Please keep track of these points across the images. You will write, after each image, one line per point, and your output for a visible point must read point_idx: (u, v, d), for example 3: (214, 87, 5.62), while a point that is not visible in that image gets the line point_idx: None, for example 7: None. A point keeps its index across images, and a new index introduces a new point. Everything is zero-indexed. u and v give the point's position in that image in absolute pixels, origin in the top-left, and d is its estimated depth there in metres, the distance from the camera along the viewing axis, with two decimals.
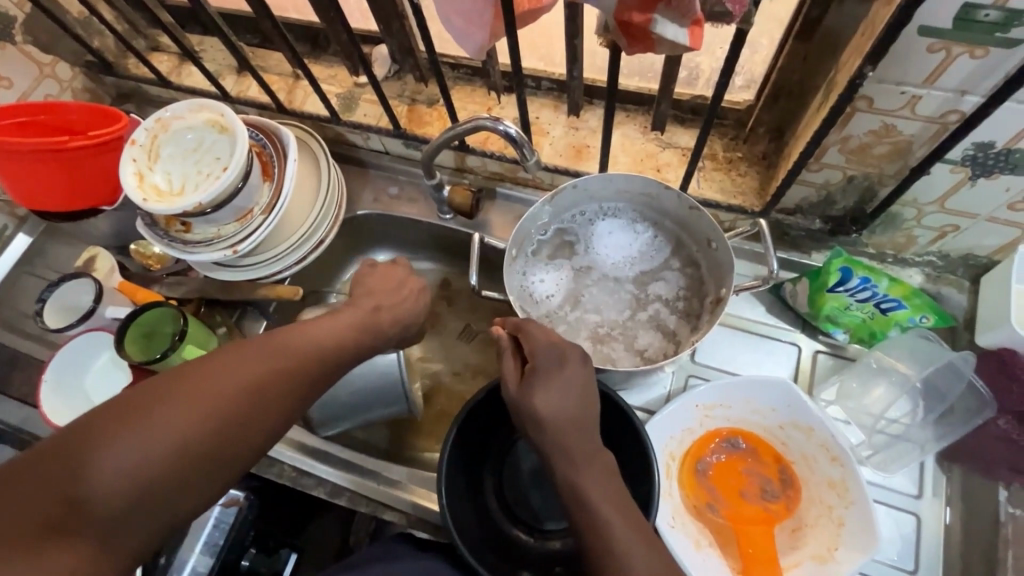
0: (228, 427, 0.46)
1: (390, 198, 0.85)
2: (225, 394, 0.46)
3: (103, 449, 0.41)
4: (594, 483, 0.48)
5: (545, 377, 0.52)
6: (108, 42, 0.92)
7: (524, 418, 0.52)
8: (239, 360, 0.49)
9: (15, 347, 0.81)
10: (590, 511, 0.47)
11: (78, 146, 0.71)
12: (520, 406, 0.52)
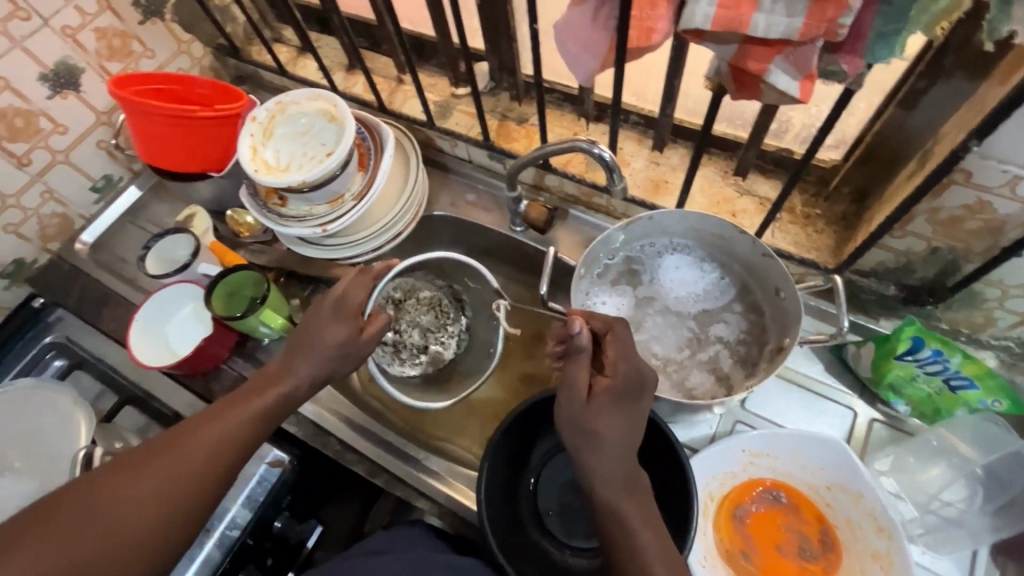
0: (164, 501, 0.50)
1: (466, 204, 0.89)
2: (180, 471, 0.52)
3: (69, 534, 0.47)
4: (633, 511, 0.50)
5: (618, 400, 0.51)
6: (238, 28, 1.01)
7: (573, 429, 0.51)
8: (190, 433, 0.54)
9: (110, 286, 0.89)
10: (624, 532, 0.49)
11: (204, 115, 0.79)
12: (574, 420, 0.51)
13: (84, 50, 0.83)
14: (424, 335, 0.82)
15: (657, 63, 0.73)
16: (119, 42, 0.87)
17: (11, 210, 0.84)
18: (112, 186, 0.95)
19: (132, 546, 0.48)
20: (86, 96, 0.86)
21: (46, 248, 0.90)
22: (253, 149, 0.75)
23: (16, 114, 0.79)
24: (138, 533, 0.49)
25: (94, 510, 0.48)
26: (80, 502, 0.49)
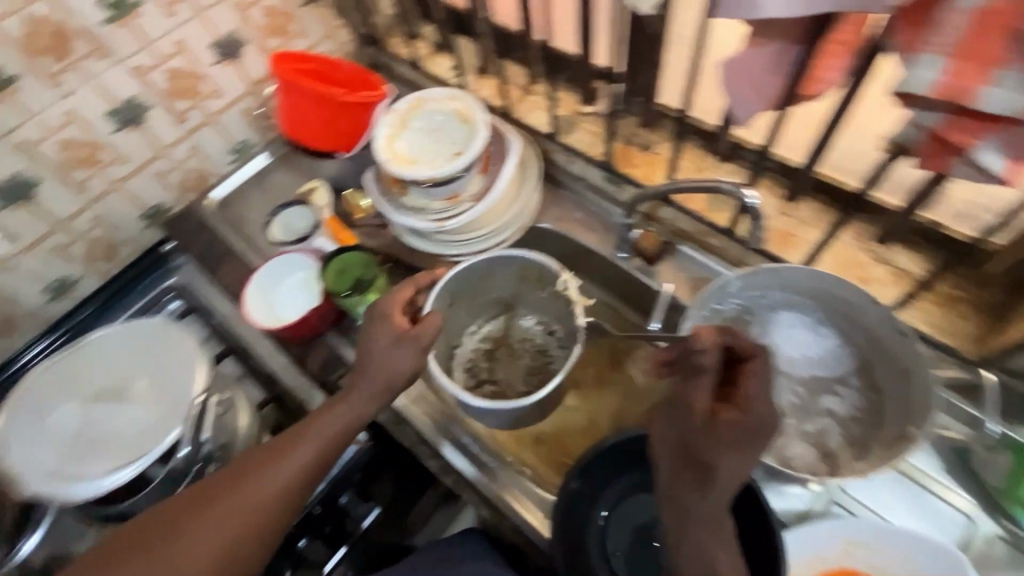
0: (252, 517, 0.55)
1: (572, 222, 0.85)
2: (245, 505, 0.55)
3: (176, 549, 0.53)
4: (715, 546, 0.47)
5: (739, 438, 0.45)
6: (382, 21, 1.07)
7: (675, 443, 0.49)
8: (269, 457, 0.58)
9: (231, 243, 0.95)
10: (707, 565, 0.47)
11: (346, 100, 0.84)
12: (676, 439, 0.49)
13: (252, 25, 0.91)
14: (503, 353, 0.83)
15: (812, 113, 0.70)
16: (281, 21, 0.94)
17: (163, 159, 0.92)
18: (247, 150, 1.03)
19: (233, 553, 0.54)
20: (244, 66, 0.94)
21: (182, 198, 0.98)
22: (387, 138, 0.78)
23: (185, 74, 0.87)
24: (219, 553, 0.54)
25: (195, 528, 0.54)
26: (184, 518, 0.55)
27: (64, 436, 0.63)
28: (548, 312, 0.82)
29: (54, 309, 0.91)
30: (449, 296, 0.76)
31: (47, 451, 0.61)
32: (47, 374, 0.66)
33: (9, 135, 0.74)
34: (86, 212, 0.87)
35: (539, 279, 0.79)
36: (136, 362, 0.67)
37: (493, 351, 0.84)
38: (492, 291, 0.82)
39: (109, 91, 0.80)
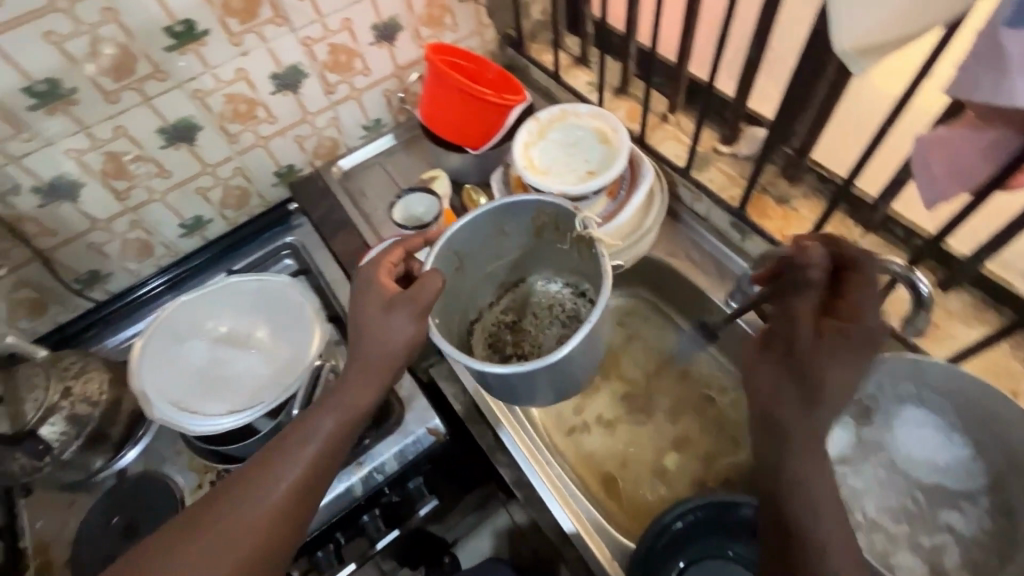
0: (270, 526, 0.52)
1: (687, 261, 0.86)
2: (253, 515, 0.51)
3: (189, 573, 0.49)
4: (806, 465, 0.49)
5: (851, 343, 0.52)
6: (528, 25, 1.08)
7: (768, 402, 0.53)
8: (272, 461, 0.54)
9: (348, 214, 1.00)
10: (802, 491, 0.48)
11: (493, 101, 0.86)
12: (768, 404, 0.53)
13: (411, 12, 0.94)
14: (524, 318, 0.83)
15: (1003, 207, 0.64)
16: (438, 12, 0.97)
17: (305, 125, 0.97)
18: (378, 128, 1.07)
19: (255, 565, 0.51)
20: (395, 50, 0.97)
21: (312, 163, 1.03)
22: (524, 145, 0.78)
23: (344, 50, 0.91)
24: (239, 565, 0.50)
25: (205, 549, 0.50)
26: (190, 539, 0.50)
27: (189, 369, 0.68)
28: (570, 270, 0.79)
29: (184, 244, 0.98)
30: (456, 261, 0.71)
31: (172, 380, 0.66)
32: (181, 309, 0.71)
33: (188, 83, 0.81)
34: (231, 161, 0.93)
35: (554, 227, 0.71)
36: (263, 316, 0.73)
37: (517, 321, 0.83)
38: (504, 256, 0.78)
39: (278, 56, 0.86)
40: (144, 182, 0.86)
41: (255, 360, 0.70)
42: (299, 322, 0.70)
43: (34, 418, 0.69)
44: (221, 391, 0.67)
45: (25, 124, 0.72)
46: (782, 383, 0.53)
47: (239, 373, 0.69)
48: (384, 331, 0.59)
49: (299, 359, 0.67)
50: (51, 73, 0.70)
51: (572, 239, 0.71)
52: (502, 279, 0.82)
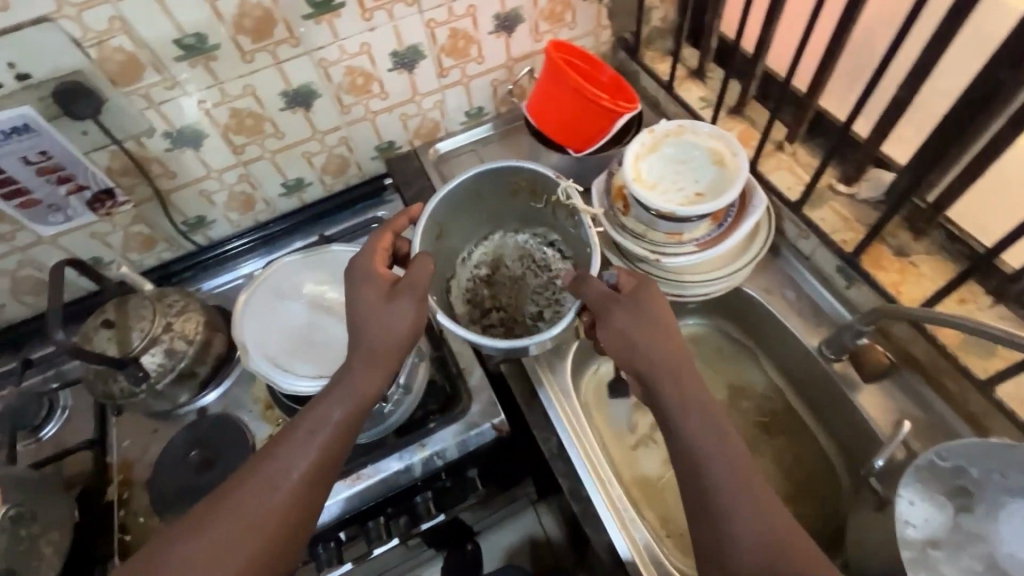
0: (297, 495, 0.55)
1: (782, 299, 0.82)
2: (280, 501, 0.55)
3: (227, 542, 0.53)
4: (707, 450, 0.56)
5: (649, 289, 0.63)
6: (646, 31, 1.05)
7: (613, 338, 0.62)
8: (287, 438, 0.58)
9: None
10: (711, 470, 0.55)
11: (604, 106, 0.84)
12: (659, 359, 0.59)
13: (535, 5, 0.93)
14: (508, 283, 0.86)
15: None
16: (560, 8, 0.96)
17: (412, 104, 0.99)
18: (478, 116, 1.08)
19: (288, 530, 0.55)
20: (511, 41, 0.97)
21: (412, 142, 1.05)
22: (635, 155, 0.76)
23: (463, 36, 0.92)
24: (272, 530, 0.54)
25: (237, 522, 0.53)
26: (223, 514, 0.54)
27: (284, 327, 0.73)
28: (541, 222, 0.85)
29: (282, 203, 1.03)
30: (439, 223, 0.78)
31: (270, 336, 0.71)
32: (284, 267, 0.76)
33: (316, 52, 0.83)
34: (338, 130, 0.96)
35: (532, 191, 0.80)
36: None
37: (492, 275, 0.87)
38: (484, 215, 0.84)
39: (402, 34, 0.87)
40: (258, 140, 0.90)
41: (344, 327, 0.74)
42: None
43: (139, 346, 0.75)
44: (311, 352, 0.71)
45: (168, 73, 0.76)
46: (667, 342, 0.60)
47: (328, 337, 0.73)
48: (389, 326, 0.61)
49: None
50: (200, 28, 0.74)
51: (549, 201, 0.79)
52: (473, 236, 0.87)
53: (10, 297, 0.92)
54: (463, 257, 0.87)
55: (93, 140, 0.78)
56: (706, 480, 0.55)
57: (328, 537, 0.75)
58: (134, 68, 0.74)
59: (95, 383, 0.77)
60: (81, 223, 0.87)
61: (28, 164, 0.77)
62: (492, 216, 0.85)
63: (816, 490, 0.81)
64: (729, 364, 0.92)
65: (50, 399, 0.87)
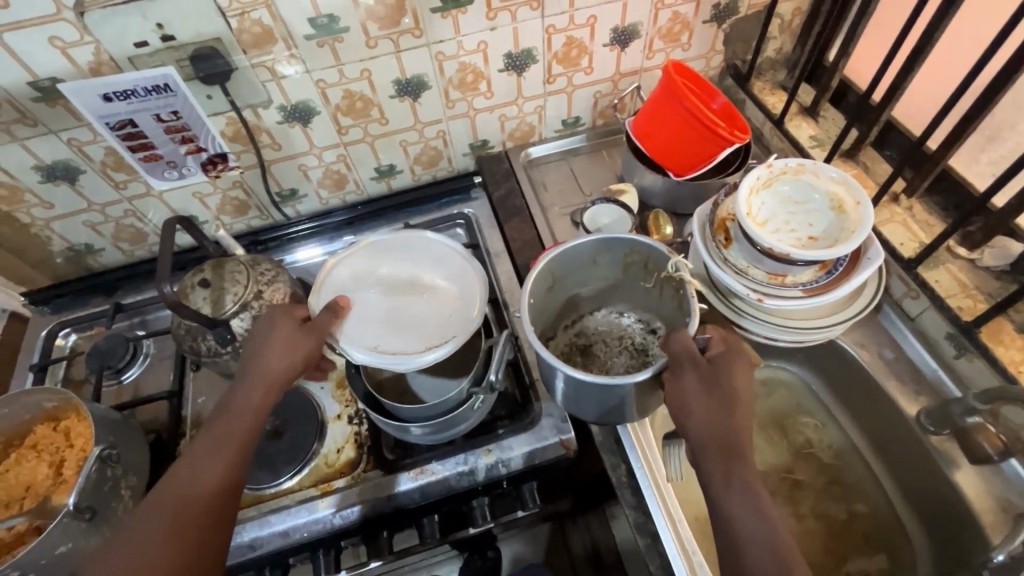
0: (216, 491, 0.57)
1: (879, 359, 0.79)
2: (186, 502, 0.56)
3: (149, 542, 0.53)
4: (745, 519, 0.52)
5: (714, 363, 0.59)
6: (758, 60, 1.02)
7: (673, 395, 0.59)
8: (204, 441, 0.60)
9: (525, 202, 1.00)
10: (743, 537, 0.51)
11: (718, 135, 0.81)
12: (713, 427, 0.56)
13: (654, 23, 0.91)
14: (604, 355, 0.84)
15: None
16: (678, 28, 0.93)
17: (513, 107, 0.99)
18: (573, 126, 1.07)
19: (208, 525, 0.56)
20: (623, 56, 0.95)
21: (505, 143, 1.05)
22: (750, 186, 0.73)
23: (578, 45, 0.91)
24: (194, 527, 0.55)
25: (159, 524, 0.54)
26: (148, 518, 0.55)
27: (365, 318, 0.72)
28: (646, 307, 0.84)
29: (371, 187, 1.04)
30: (550, 279, 0.76)
31: (361, 327, 0.71)
32: (352, 265, 0.77)
33: (435, 45, 0.84)
34: (439, 124, 0.97)
35: (644, 266, 0.77)
36: (445, 270, 0.78)
37: (590, 345, 0.85)
38: (589, 285, 0.82)
39: (520, 37, 0.87)
40: (363, 123, 0.92)
41: (428, 311, 0.75)
42: (457, 273, 0.78)
43: (230, 310, 0.76)
44: (407, 335, 0.71)
45: (297, 49, 0.78)
46: (731, 415, 0.56)
47: (414, 320, 0.73)
48: (275, 350, 0.64)
49: (474, 303, 0.74)
50: (334, 9, 0.75)
51: (659, 278, 0.76)
52: (574, 304, 0.85)
53: (111, 242, 0.96)
54: (566, 323, 0.87)
55: (215, 106, 0.81)
56: (740, 548, 0.51)
57: (387, 526, 0.76)
58: (266, 40, 0.76)
59: (184, 338, 0.79)
60: (191, 181, 0.91)
61: (159, 122, 0.80)
62: (598, 290, 0.84)
63: (890, 562, 0.77)
64: (804, 418, 0.89)
65: (135, 345, 0.90)
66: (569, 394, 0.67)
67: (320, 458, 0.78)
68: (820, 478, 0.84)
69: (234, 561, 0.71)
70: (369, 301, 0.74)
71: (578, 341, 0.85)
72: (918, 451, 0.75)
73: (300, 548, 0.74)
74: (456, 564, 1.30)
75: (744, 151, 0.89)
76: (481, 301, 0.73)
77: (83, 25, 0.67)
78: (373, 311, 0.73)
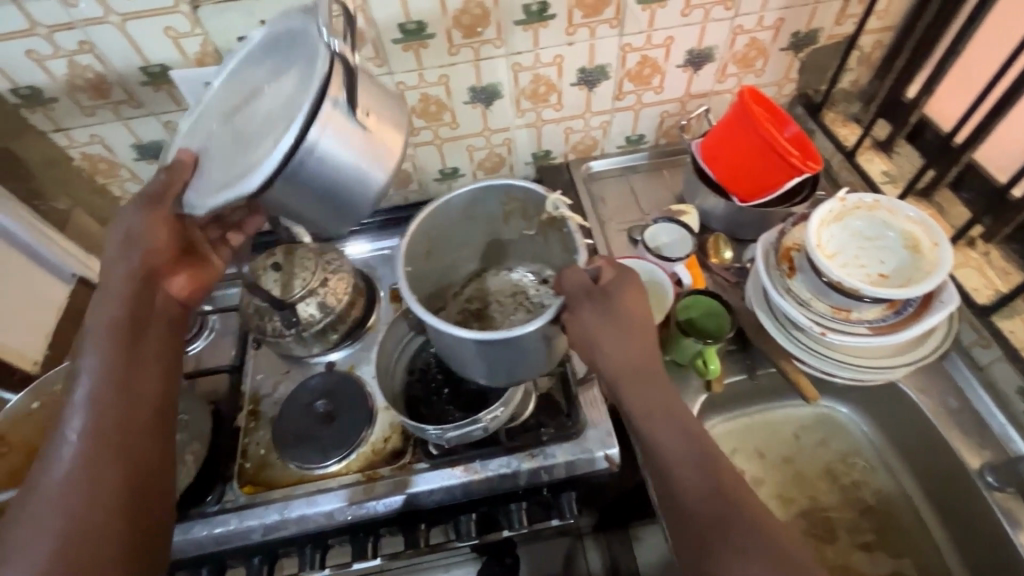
0: (123, 391, 0.56)
1: (940, 405, 0.76)
2: (100, 410, 0.54)
3: (71, 461, 0.51)
4: (672, 444, 0.56)
5: (609, 298, 0.58)
6: (832, 92, 1.01)
7: (578, 334, 0.58)
8: (87, 353, 0.57)
9: (583, 214, 1.01)
10: (671, 463, 0.56)
11: (790, 165, 0.80)
12: (624, 358, 0.59)
13: (730, 47, 0.92)
14: (502, 316, 0.80)
15: None
16: (754, 54, 0.93)
17: (580, 120, 1.00)
18: (636, 143, 1.08)
19: (135, 422, 0.56)
20: (695, 78, 0.96)
21: (567, 155, 1.07)
22: (822, 218, 0.72)
23: (651, 65, 0.92)
24: (119, 428, 0.54)
25: (80, 438, 0.53)
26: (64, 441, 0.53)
27: (224, 156, 0.59)
28: (534, 257, 0.79)
29: (433, 188, 1.07)
30: (427, 242, 0.71)
31: (220, 166, 0.58)
32: (204, 113, 0.65)
33: (513, 56, 0.86)
34: (506, 131, 0.99)
35: (523, 214, 0.72)
36: (278, 41, 0.60)
37: (483, 308, 0.81)
38: (471, 239, 0.77)
39: (595, 53, 0.88)
40: (434, 126, 0.95)
41: (273, 99, 0.57)
42: (291, 29, 0.58)
43: (298, 294, 0.81)
44: (261, 137, 0.56)
45: (383, 53, 0.82)
46: (636, 339, 0.59)
47: (262, 122, 0.57)
48: (121, 251, 0.61)
49: (306, 46, 0.55)
50: (424, 16, 0.78)
51: (540, 224, 0.71)
52: (462, 266, 0.81)
53: None
54: (455, 289, 0.82)
55: None
56: (671, 470, 0.56)
57: (425, 518, 0.78)
58: (357, 42, 0.80)
59: (252, 317, 0.83)
60: None
61: None
62: (482, 244, 0.79)
63: None
64: (852, 458, 0.87)
65: (202, 320, 0.95)
66: (480, 370, 0.62)
67: (368, 445, 0.81)
68: (864, 520, 0.82)
69: (280, 535, 0.75)
70: (218, 138, 0.61)
71: (470, 305, 0.81)
72: (975, 503, 0.72)
73: (341, 530, 0.77)
74: (473, 568, 1.29)
75: (812, 183, 0.89)
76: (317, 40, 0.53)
77: (195, 18, 0.72)
78: (228, 144, 0.59)
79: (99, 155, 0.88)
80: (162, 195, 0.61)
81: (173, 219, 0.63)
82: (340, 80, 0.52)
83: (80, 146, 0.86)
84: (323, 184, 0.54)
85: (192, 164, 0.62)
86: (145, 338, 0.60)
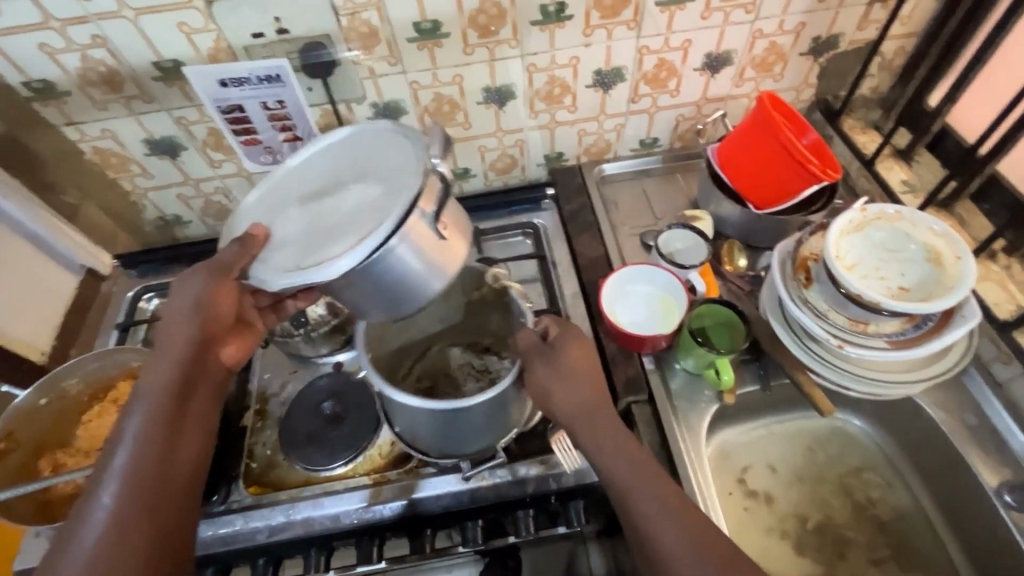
0: (164, 460, 0.56)
1: (957, 420, 0.75)
2: (137, 476, 0.54)
3: (105, 527, 0.51)
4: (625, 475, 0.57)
5: (555, 351, 0.63)
6: (851, 98, 0.99)
7: (534, 388, 0.63)
8: (134, 416, 0.57)
9: (596, 218, 1.00)
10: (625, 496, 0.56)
11: (809, 172, 0.79)
12: (574, 400, 0.61)
13: (749, 52, 0.90)
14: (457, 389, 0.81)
15: None
16: (773, 58, 0.92)
17: (595, 123, 0.99)
18: (649, 147, 1.06)
19: (172, 492, 0.56)
20: (712, 82, 0.94)
21: (579, 157, 1.06)
22: (842, 228, 0.71)
23: (668, 68, 0.91)
24: (157, 499, 0.54)
25: (116, 502, 0.52)
26: (97, 503, 0.52)
27: (289, 242, 0.60)
28: (471, 329, 0.84)
29: None
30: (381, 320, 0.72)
31: (286, 254, 0.58)
32: (267, 200, 0.66)
33: (530, 56, 0.85)
34: (519, 133, 0.98)
35: (463, 289, 0.78)
36: (366, 144, 0.64)
37: (435, 386, 0.81)
38: (413, 321, 0.80)
39: (612, 55, 0.87)
40: (447, 126, 0.94)
41: (354, 195, 0.59)
42: (385, 143, 0.62)
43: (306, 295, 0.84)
44: (336, 229, 0.57)
45: (398, 51, 0.81)
46: (584, 383, 0.62)
47: (338, 217, 0.58)
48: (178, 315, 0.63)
49: (406, 157, 0.59)
50: (439, 15, 0.77)
51: (481, 296, 0.78)
52: (413, 340, 0.82)
53: (198, 216, 1.02)
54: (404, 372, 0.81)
55: (314, 97, 0.84)
56: (627, 504, 0.56)
57: (431, 523, 0.77)
58: (372, 40, 0.79)
59: None
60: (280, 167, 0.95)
61: (264, 109, 0.84)
62: (420, 326, 0.81)
63: None
64: (865, 472, 0.85)
65: None
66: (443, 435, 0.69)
67: (375, 448, 0.80)
68: (879, 534, 0.81)
69: (284, 537, 0.74)
70: (287, 224, 0.62)
71: (422, 383, 0.81)
72: (993, 520, 0.71)
73: (346, 532, 0.76)
74: None
75: (830, 191, 0.87)
76: (420, 155, 0.57)
77: (210, 13, 0.72)
78: (294, 231, 0.60)
79: (110, 149, 0.87)
80: (229, 266, 0.61)
81: (236, 291, 0.66)
82: (434, 196, 0.56)
83: (91, 140, 0.85)
84: (390, 282, 0.56)
85: (261, 241, 0.61)
86: (191, 411, 0.61)
